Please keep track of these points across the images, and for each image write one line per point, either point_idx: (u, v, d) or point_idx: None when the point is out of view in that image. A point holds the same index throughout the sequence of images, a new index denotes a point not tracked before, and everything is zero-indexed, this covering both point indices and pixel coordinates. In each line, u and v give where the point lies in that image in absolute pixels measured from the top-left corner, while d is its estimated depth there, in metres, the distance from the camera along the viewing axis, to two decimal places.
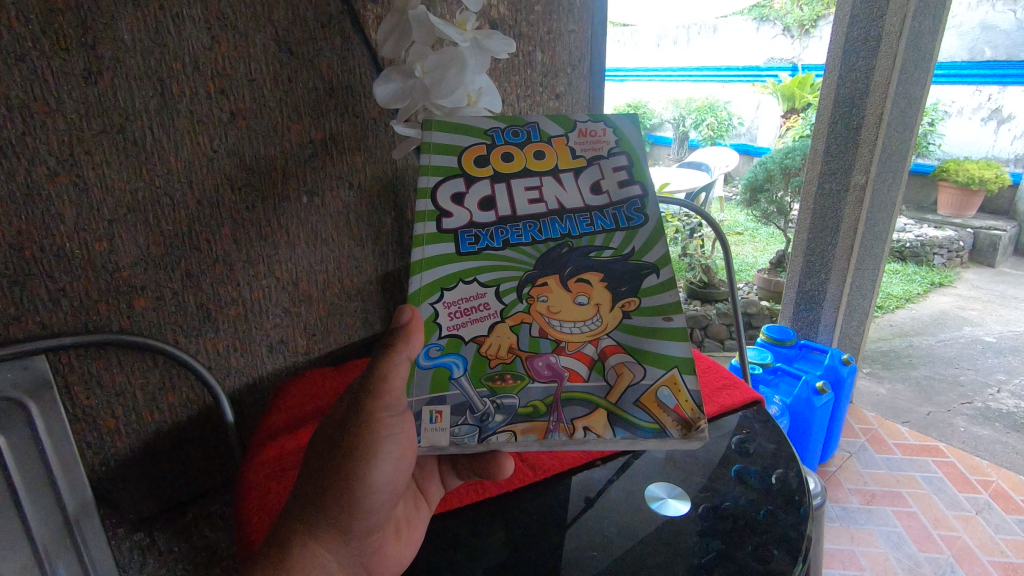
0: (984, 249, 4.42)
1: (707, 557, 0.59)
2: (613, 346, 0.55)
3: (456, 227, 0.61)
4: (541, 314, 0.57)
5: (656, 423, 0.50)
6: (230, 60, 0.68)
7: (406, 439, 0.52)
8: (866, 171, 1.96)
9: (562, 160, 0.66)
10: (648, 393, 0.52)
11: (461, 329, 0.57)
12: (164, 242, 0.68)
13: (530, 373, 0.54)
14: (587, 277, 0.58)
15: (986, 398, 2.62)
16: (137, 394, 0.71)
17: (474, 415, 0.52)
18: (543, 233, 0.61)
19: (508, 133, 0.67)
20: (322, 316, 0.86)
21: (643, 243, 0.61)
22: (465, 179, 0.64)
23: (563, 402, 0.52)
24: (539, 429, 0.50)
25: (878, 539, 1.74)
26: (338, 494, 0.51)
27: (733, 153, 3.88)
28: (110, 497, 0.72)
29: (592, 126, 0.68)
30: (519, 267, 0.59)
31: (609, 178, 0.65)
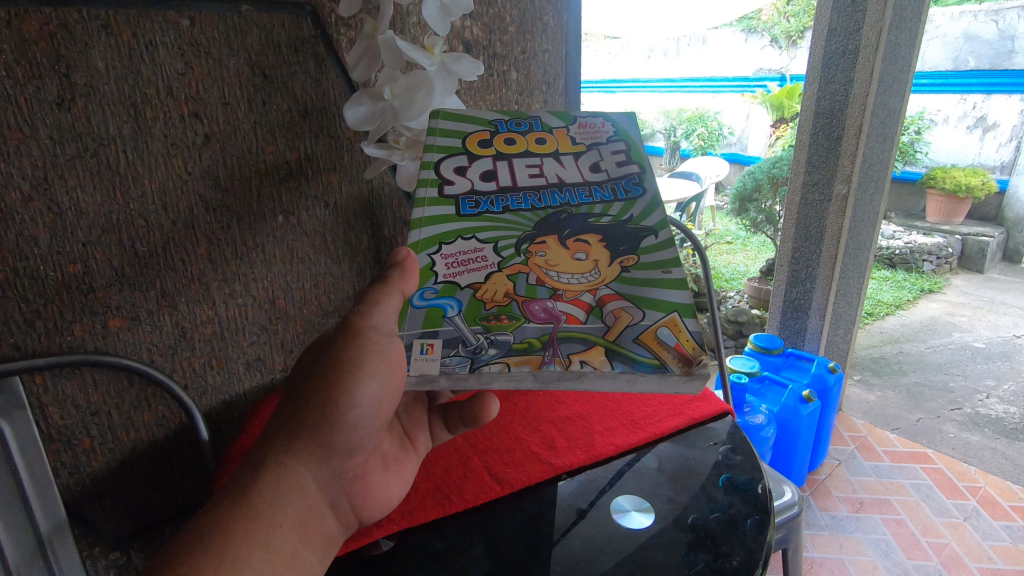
0: (972, 256, 4.46)
1: (672, 568, 0.60)
2: (612, 294, 0.52)
3: (456, 193, 0.60)
4: (540, 266, 0.54)
5: (656, 359, 0.47)
6: (204, 85, 0.69)
7: (392, 362, 0.51)
8: (847, 181, 1.99)
9: (562, 146, 0.66)
10: (648, 333, 0.48)
11: (456, 277, 0.54)
12: (138, 263, 0.70)
13: (525, 314, 0.51)
14: (586, 237, 0.56)
15: (975, 405, 2.63)
16: (113, 413, 0.72)
17: (467, 348, 0.48)
18: (542, 202, 0.60)
19: (510, 122, 0.68)
20: (299, 332, 0.87)
21: (642, 211, 0.59)
22: (467, 154, 0.63)
23: (560, 339, 0.49)
24: (533, 361, 0.47)
25: (866, 547, 1.75)
26: (318, 410, 0.52)
27: (722, 162, 3.91)
28: (86, 516, 0.73)
29: (592, 121, 0.69)
30: (520, 227, 0.57)
31: (608, 161, 0.64)
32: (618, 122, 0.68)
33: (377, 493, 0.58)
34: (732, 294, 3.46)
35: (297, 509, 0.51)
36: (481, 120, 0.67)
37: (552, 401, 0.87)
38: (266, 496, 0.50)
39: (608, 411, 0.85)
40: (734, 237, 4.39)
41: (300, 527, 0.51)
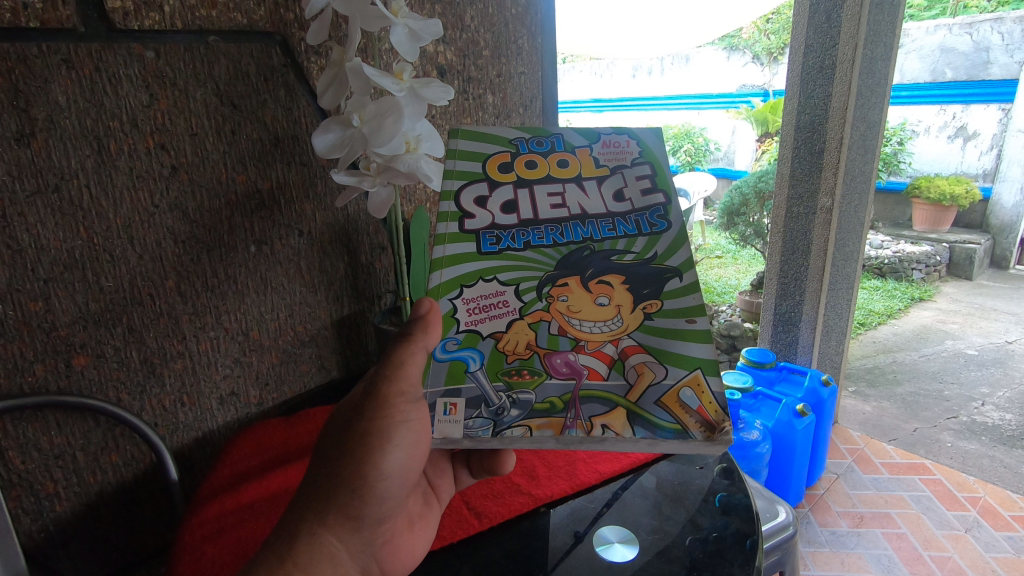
0: (960, 263, 4.48)
1: None
2: (635, 346, 0.50)
3: (477, 228, 0.57)
4: (562, 312, 0.52)
5: (678, 424, 0.46)
6: (170, 116, 0.69)
7: (418, 429, 0.52)
8: (831, 194, 2.00)
9: (585, 169, 0.62)
10: (669, 395, 0.47)
11: (478, 325, 0.53)
12: (104, 298, 0.68)
13: (547, 370, 0.50)
14: (608, 278, 0.53)
15: (971, 413, 2.62)
16: (77, 454, 0.70)
17: (489, 409, 0.48)
18: (563, 237, 0.57)
19: (533, 143, 0.64)
20: (275, 363, 0.85)
21: (667, 247, 0.55)
22: (487, 183, 0.60)
23: (582, 399, 0.48)
24: (556, 424, 0.46)
25: (868, 563, 1.71)
26: (351, 480, 0.51)
27: (709, 176, 3.93)
28: (48, 564, 0.70)
29: (620, 138, 0.63)
30: (542, 267, 0.55)
31: (633, 187, 0.60)
32: (645, 139, 0.63)
33: (404, 556, 0.57)
34: (724, 308, 3.45)
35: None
36: (500, 139, 0.64)
37: None
38: (302, 564, 0.47)
39: None
40: (724, 251, 4.40)
41: None
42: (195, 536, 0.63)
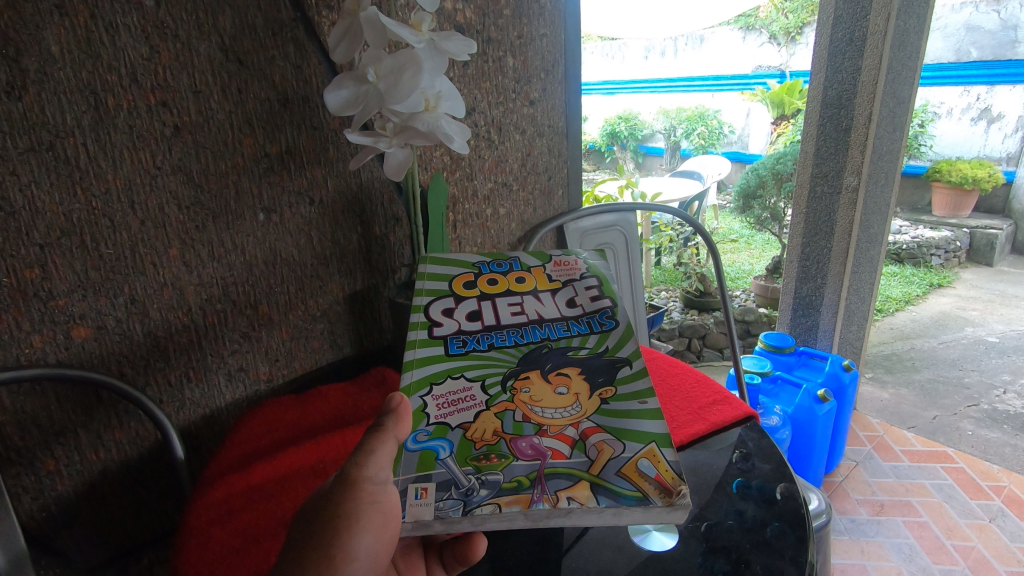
0: (981, 248, 4.37)
1: None
2: (594, 427, 0.49)
3: (445, 334, 0.60)
4: (524, 401, 0.52)
5: (638, 491, 0.42)
6: (172, 71, 0.64)
7: (388, 513, 0.42)
8: (858, 173, 1.92)
9: (539, 284, 0.69)
10: (630, 465, 0.45)
11: (447, 418, 0.51)
12: (104, 266, 0.64)
13: (514, 452, 0.46)
14: (566, 370, 0.55)
15: (992, 400, 2.55)
16: (79, 432, 0.66)
17: (459, 490, 0.43)
18: (524, 337, 0.60)
19: (493, 264, 0.71)
20: (285, 339, 0.81)
21: (616, 342, 0.59)
22: (453, 296, 0.65)
23: (548, 475, 0.44)
24: (523, 499, 0.42)
25: (889, 552, 1.67)
26: (310, 572, 0.39)
27: (724, 160, 3.84)
28: (53, 545, 0.67)
29: (567, 262, 0.73)
30: (503, 364, 0.56)
31: (582, 296, 0.67)
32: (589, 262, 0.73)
33: None
34: (738, 293, 3.38)
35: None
36: (465, 263, 0.71)
37: None
38: None
39: None
40: (738, 235, 4.32)
41: None
42: (200, 520, 0.57)
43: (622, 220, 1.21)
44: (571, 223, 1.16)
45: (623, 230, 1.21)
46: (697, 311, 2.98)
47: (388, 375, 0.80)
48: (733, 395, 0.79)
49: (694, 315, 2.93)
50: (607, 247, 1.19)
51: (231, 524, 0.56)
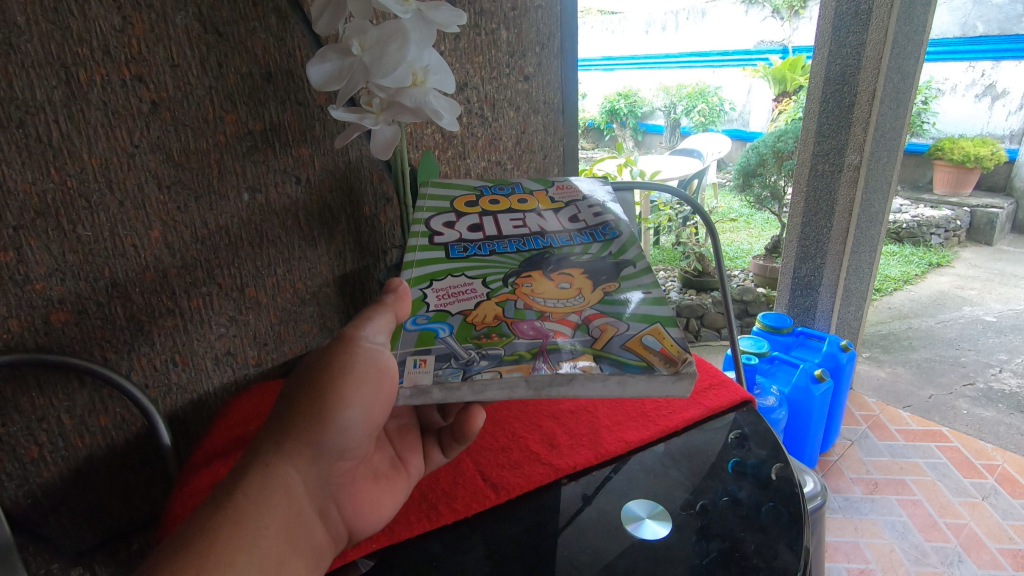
0: (981, 227, 4.35)
1: (709, 557, 0.52)
2: (597, 313, 0.49)
3: (445, 241, 0.58)
4: (526, 293, 0.51)
5: (643, 360, 0.43)
6: (146, 44, 0.61)
7: (379, 373, 0.46)
8: (859, 151, 1.89)
9: (541, 203, 0.65)
10: (635, 341, 0.45)
11: (447, 306, 0.50)
12: (82, 249, 0.62)
13: (515, 332, 0.47)
14: (569, 270, 0.54)
15: (988, 379, 2.56)
16: (62, 417, 0.65)
17: (458, 360, 0.44)
18: (527, 246, 0.57)
19: (495, 187, 0.67)
20: (274, 323, 0.79)
21: (620, 248, 0.57)
22: (454, 210, 0.62)
23: (550, 351, 0.44)
24: (524, 367, 0.43)
25: (882, 530, 1.68)
26: (304, 412, 0.46)
27: (724, 138, 3.76)
28: (40, 530, 0.66)
29: (568, 184, 0.69)
30: (505, 265, 0.55)
31: (584, 213, 0.64)
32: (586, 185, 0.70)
33: (365, 509, 0.50)
34: (737, 273, 3.36)
35: (284, 518, 0.44)
36: (465, 185, 0.67)
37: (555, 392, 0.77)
38: (252, 496, 0.43)
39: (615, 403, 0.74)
40: (738, 214, 4.28)
41: (286, 531, 0.44)
42: (184, 508, 0.55)
43: None
44: None
45: None
46: (695, 291, 2.96)
47: None
48: (728, 378, 0.78)
49: (692, 295, 2.92)
50: None
51: None
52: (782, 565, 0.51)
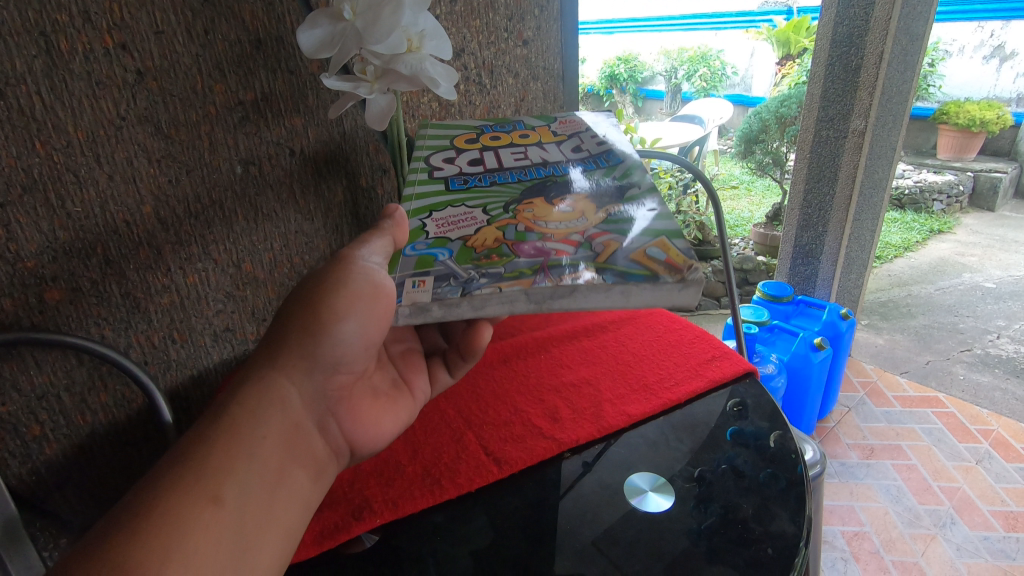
0: (984, 192, 4.30)
1: (706, 522, 0.53)
2: (599, 231, 0.50)
3: (445, 175, 0.59)
4: (526, 218, 0.52)
5: (647, 270, 0.45)
6: (128, 10, 0.58)
7: (368, 294, 0.47)
8: (865, 116, 1.85)
9: (542, 137, 0.65)
10: (639, 253, 0.47)
11: (447, 233, 0.52)
12: (73, 226, 0.60)
13: (515, 252, 0.48)
14: (571, 195, 0.55)
15: (986, 345, 2.57)
16: (62, 396, 0.65)
17: (458, 280, 0.46)
18: (527, 176, 0.58)
19: (496, 127, 0.68)
20: (271, 298, 0.79)
21: (623, 172, 0.58)
22: (453, 149, 0.64)
23: (551, 267, 0.46)
24: (524, 282, 0.45)
25: (877, 493, 1.71)
26: (298, 326, 0.48)
27: (727, 104, 3.67)
28: (45, 506, 0.67)
29: (571, 121, 0.69)
30: (505, 193, 0.56)
31: (588, 140, 0.64)
32: (591, 118, 0.69)
33: (365, 428, 0.52)
34: (737, 241, 3.34)
35: (286, 420, 0.47)
36: (466, 126, 0.69)
37: (556, 365, 0.74)
38: (246, 407, 0.45)
39: (617, 374, 0.72)
40: (739, 181, 4.23)
41: (281, 441, 0.46)
42: None
43: None
44: None
45: None
46: (695, 260, 2.93)
47: None
48: (730, 349, 0.77)
49: (692, 264, 2.90)
50: None
51: None
52: (784, 536, 0.51)
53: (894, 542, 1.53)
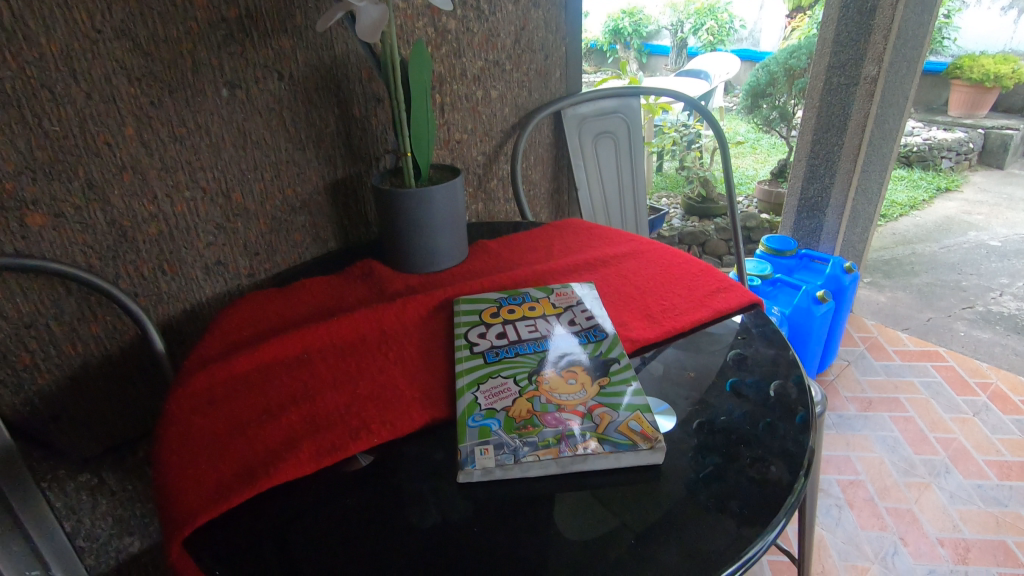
0: (994, 150, 4.20)
1: (704, 472, 0.48)
2: (598, 401, 0.52)
3: (482, 349, 0.59)
4: (546, 389, 0.53)
5: (629, 439, 0.48)
6: None
7: None
8: (878, 61, 1.76)
9: (546, 310, 0.67)
10: (624, 425, 0.49)
11: (493, 403, 0.52)
12: (51, 146, 0.58)
13: (544, 421, 0.49)
14: (574, 367, 0.57)
15: (988, 302, 2.51)
16: (51, 325, 0.64)
17: (505, 448, 0.47)
18: (535, 348, 0.60)
19: (509, 298, 0.70)
20: (264, 232, 0.78)
21: (609, 345, 0.60)
22: (483, 322, 0.64)
23: (570, 436, 0.48)
24: (553, 450, 0.47)
25: (874, 443, 1.64)
26: None
27: (733, 59, 3.38)
28: (43, 438, 0.67)
29: (568, 290, 0.71)
30: (524, 366, 0.57)
31: (580, 316, 0.66)
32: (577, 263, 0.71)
33: None
34: (740, 199, 3.28)
35: None
36: (487, 298, 0.69)
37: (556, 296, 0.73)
38: None
39: (622, 301, 0.70)
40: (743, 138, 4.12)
41: None
42: (182, 409, 0.54)
43: (623, 105, 1.19)
44: (569, 110, 1.15)
45: (625, 117, 1.20)
46: (698, 218, 2.89)
47: (373, 269, 0.79)
48: (735, 282, 0.75)
49: (695, 222, 2.85)
50: (608, 135, 1.20)
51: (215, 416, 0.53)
52: (787, 452, 0.50)
53: (888, 490, 1.47)
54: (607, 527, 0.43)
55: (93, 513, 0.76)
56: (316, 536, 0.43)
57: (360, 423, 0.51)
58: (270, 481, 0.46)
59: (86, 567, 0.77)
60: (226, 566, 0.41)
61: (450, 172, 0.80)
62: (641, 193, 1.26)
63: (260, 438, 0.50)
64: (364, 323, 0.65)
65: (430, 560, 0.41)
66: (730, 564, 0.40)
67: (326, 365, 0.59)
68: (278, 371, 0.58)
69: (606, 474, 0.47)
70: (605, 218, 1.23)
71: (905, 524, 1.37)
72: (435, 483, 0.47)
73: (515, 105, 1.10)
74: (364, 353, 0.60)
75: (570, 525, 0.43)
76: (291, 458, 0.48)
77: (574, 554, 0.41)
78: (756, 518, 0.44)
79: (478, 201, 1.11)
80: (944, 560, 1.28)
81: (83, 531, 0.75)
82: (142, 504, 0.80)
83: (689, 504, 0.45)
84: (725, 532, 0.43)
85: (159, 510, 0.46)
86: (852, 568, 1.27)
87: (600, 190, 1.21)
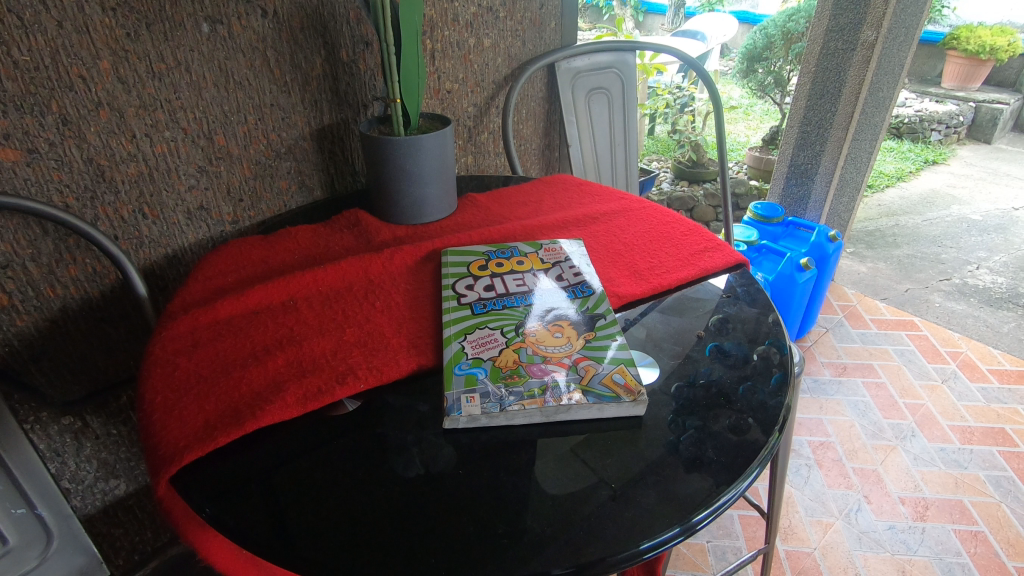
0: (983, 124, 4.20)
1: (683, 434, 0.48)
2: (581, 355, 0.52)
3: (470, 300, 0.59)
4: (533, 341, 0.54)
5: (612, 392, 0.48)
6: None
7: None
8: (878, 26, 1.72)
9: (535, 265, 0.67)
10: (608, 377, 0.50)
11: (481, 352, 0.52)
12: (21, 77, 0.58)
13: (530, 373, 0.50)
14: (559, 322, 0.57)
15: (964, 275, 2.55)
16: (28, 266, 0.65)
17: (492, 398, 0.48)
18: (522, 302, 0.60)
19: (497, 252, 0.69)
20: (247, 177, 0.79)
21: (595, 302, 0.60)
22: (471, 275, 0.64)
23: (554, 388, 0.48)
24: (538, 399, 0.47)
25: (845, 408, 1.69)
26: None
27: (732, 20, 3.26)
28: (24, 379, 0.69)
29: (557, 246, 0.71)
30: (511, 318, 0.57)
31: (568, 272, 0.65)
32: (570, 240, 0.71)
33: None
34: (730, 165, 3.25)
35: None
36: (476, 251, 0.69)
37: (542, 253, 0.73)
38: None
39: (610, 256, 0.71)
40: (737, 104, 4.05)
41: None
42: (164, 350, 0.54)
43: (618, 60, 1.16)
44: (563, 63, 1.13)
45: (620, 72, 1.17)
46: (688, 182, 2.85)
47: (360, 219, 0.78)
48: (723, 242, 0.76)
49: (684, 187, 2.82)
50: (602, 91, 1.17)
51: (199, 356, 0.53)
52: (764, 405, 0.52)
53: (856, 452, 1.53)
54: (586, 471, 0.45)
55: (76, 455, 0.79)
56: (306, 474, 0.44)
57: (347, 368, 0.51)
58: (256, 423, 0.46)
59: (73, 507, 0.82)
60: (215, 500, 0.42)
61: (440, 122, 0.78)
62: (632, 152, 1.24)
63: (246, 381, 0.50)
64: (351, 271, 0.64)
65: (415, 497, 0.42)
66: (702, 508, 0.42)
67: (313, 312, 0.58)
68: (264, 316, 0.58)
69: (588, 422, 0.49)
70: (594, 176, 1.22)
71: (870, 484, 1.43)
72: (423, 423, 0.49)
73: (508, 56, 1.07)
74: (351, 301, 0.60)
75: (547, 468, 0.45)
76: (278, 400, 0.48)
77: (554, 494, 0.43)
78: (733, 466, 0.46)
79: (468, 154, 1.10)
80: (904, 517, 1.34)
81: (68, 472, 0.80)
82: (127, 448, 0.84)
83: (668, 452, 0.46)
84: (700, 479, 0.45)
85: (144, 446, 0.46)
86: (817, 523, 1.33)
87: (591, 147, 1.20)
